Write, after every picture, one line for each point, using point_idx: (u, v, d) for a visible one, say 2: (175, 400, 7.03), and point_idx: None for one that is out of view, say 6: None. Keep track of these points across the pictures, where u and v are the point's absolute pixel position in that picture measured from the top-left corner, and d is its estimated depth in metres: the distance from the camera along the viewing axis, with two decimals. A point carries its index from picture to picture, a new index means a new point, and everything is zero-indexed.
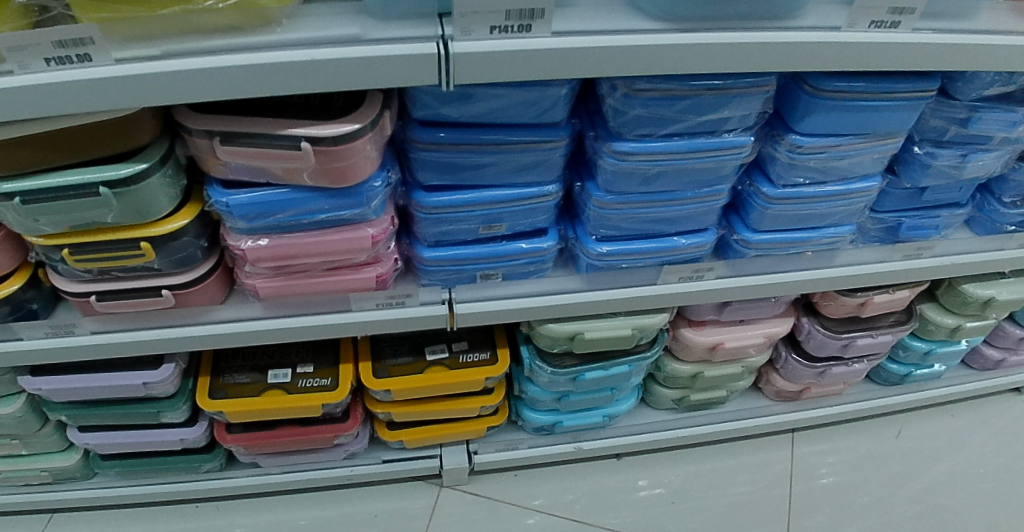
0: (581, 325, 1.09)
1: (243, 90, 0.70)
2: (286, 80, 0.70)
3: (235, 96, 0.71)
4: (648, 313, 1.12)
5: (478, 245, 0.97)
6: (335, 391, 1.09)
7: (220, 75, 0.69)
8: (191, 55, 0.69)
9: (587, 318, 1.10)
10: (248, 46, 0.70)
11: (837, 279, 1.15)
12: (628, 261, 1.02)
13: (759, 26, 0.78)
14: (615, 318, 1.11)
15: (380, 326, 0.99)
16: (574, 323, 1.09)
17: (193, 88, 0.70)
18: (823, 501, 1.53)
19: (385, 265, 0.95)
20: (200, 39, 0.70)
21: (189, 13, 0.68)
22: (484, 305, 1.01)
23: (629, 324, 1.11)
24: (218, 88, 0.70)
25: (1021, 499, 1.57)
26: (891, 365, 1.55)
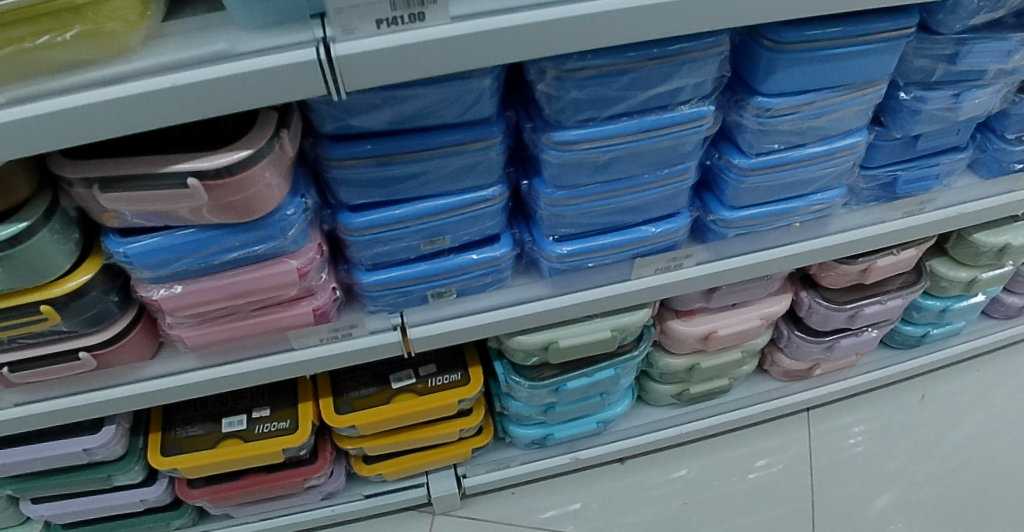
0: (555, 333, 0.99)
1: (107, 130, 0.61)
2: (153, 112, 0.61)
3: (99, 137, 0.62)
4: (629, 312, 1.01)
5: (423, 263, 0.87)
6: (296, 434, 1.02)
7: (76, 116, 0.59)
8: (39, 99, 0.60)
9: (561, 325, 1.00)
10: (104, 79, 0.60)
11: (832, 248, 1.04)
12: (595, 259, 0.91)
13: None
14: (593, 319, 1.00)
15: (329, 362, 0.91)
16: (546, 332, 0.99)
17: (49, 135, 0.60)
18: (851, 479, 1.43)
19: (322, 296, 0.86)
20: (48, 79, 0.61)
21: (27, 51, 0.59)
22: (440, 326, 0.91)
23: (608, 325, 1.00)
24: (78, 131, 0.61)
25: None
26: (906, 327, 1.42)
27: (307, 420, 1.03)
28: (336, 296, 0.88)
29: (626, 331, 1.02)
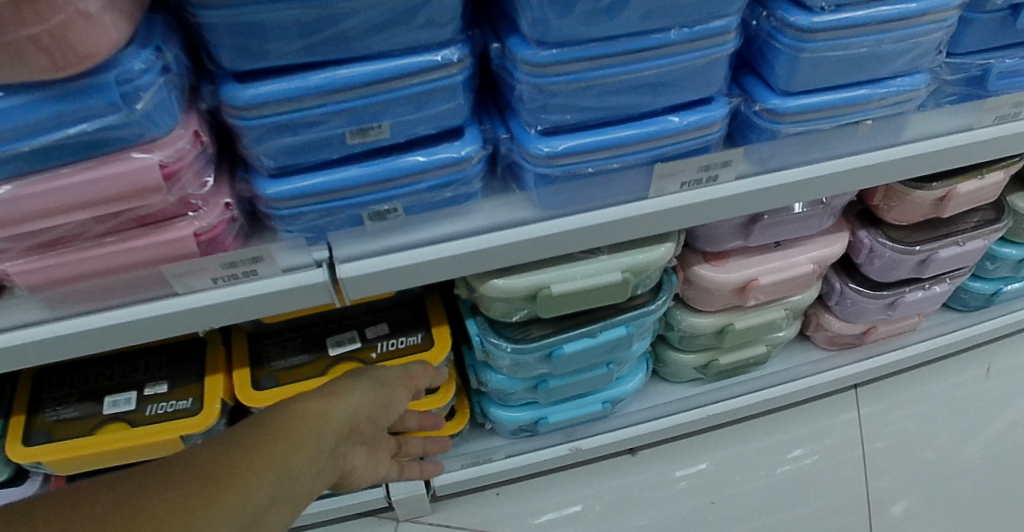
0: (546, 275, 0.73)
1: None
2: None
3: None
4: (645, 247, 0.75)
5: (354, 166, 0.61)
6: (199, 417, 0.77)
7: None
8: None
9: (552, 265, 0.74)
10: None
11: (910, 162, 0.77)
12: (597, 164, 0.64)
13: None
14: (596, 255, 0.74)
15: (228, 311, 0.66)
16: (532, 275, 0.73)
17: None
18: (908, 474, 1.17)
19: (208, 215, 0.61)
20: None
21: None
22: (383, 262, 0.66)
23: (616, 265, 0.74)
24: None
25: None
26: (973, 284, 1.12)
27: (214, 398, 0.78)
28: (231, 216, 0.63)
29: (643, 274, 0.76)
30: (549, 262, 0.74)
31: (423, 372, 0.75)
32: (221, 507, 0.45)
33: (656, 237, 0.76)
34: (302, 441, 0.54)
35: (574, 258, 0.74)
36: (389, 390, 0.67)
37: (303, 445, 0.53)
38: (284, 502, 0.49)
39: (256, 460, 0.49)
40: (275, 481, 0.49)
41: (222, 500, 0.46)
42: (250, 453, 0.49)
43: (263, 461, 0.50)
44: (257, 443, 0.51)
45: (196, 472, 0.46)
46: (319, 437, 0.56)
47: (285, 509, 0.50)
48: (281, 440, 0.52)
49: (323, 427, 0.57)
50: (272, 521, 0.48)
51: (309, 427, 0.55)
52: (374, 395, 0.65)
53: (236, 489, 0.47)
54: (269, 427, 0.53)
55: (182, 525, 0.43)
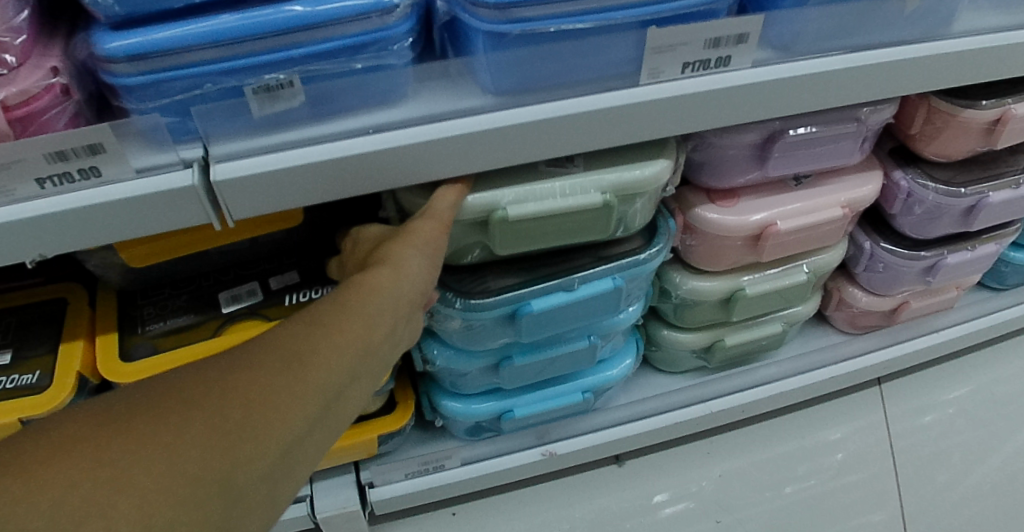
0: (503, 195, 0.55)
1: None
2: None
3: None
4: (631, 163, 0.58)
5: (227, 13, 0.44)
6: (48, 395, 0.58)
7: None
8: None
9: (511, 181, 0.56)
10: None
11: (962, 61, 0.61)
12: (560, 22, 0.47)
13: None
14: (567, 168, 0.57)
15: (61, 231, 0.47)
16: (485, 196, 0.55)
17: None
18: (937, 488, 1.00)
19: (22, 79, 0.43)
20: None
21: None
22: (275, 161, 0.48)
23: (595, 184, 0.56)
24: None
25: None
26: (1013, 253, 0.95)
27: (70, 371, 0.59)
28: (61, 86, 0.45)
29: (631, 200, 0.59)
30: (509, 178, 0.56)
31: (446, 204, 0.53)
32: (308, 385, 0.40)
33: (646, 150, 0.59)
34: (383, 312, 0.45)
35: (540, 173, 0.57)
36: (442, 231, 0.51)
37: (387, 312, 0.45)
38: (366, 375, 0.44)
39: (343, 332, 0.43)
40: (359, 352, 0.43)
41: (312, 376, 0.40)
42: (331, 326, 0.43)
43: (350, 330, 0.43)
44: (334, 315, 0.44)
45: (272, 353, 0.40)
46: (400, 303, 0.47)
47: (370, 379, 0.44)
48: (365, 309, 0.44)
49: (405, 288, 0.47)
50: (360, 390, 0.43)
51: (389, 290, 0.46)
52: (440, 243, 0.51)
53: (322, 361, 0.41)
54: (345, 301, 0.44)
55: (270, 405, 0.38)
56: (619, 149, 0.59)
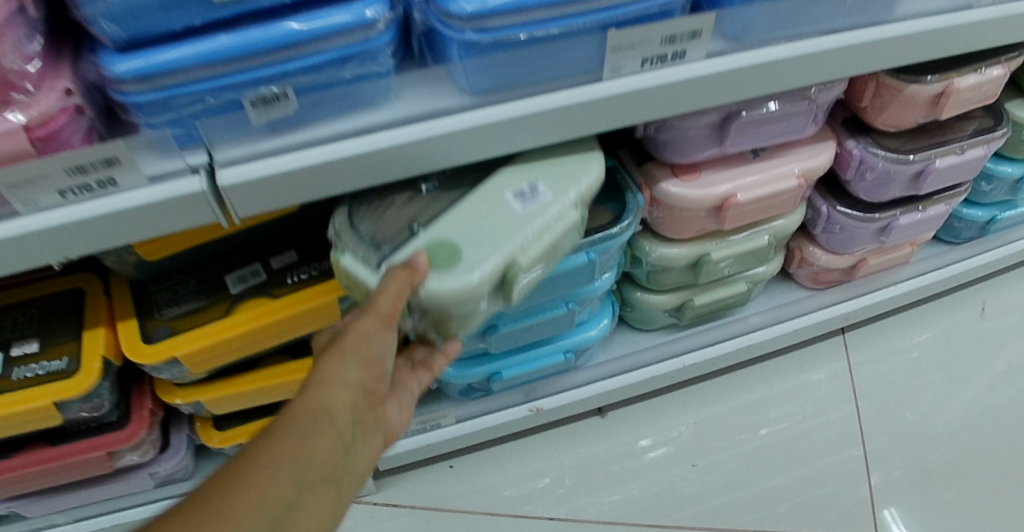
0: (484, 239, 0.55)
1: None
2: None
3: None
4: (571, 174, 0.61)
5: (222, 34, 0.48)
6: (76, 379, 0.64)
7: None
8: None
9: (469, 207, 0.57)
10: None
11: (903, 39, 0.66)
12: (529, 30, 0.51)
13: None
14: (541, 200, 0.58)
15: (84, 234, 0.53)
16: (452, 232, 0.56)
17: None
18: (901, 428, 1.08)
19: (41, 101, 0.47)
20: None
21: None
22: (275, 165, 0.53)
23: (569, 199, 0.59)
24: None
25: None
26: (966, 210, 1.03)
27: (94, 356, 0.65)
28: (75, 106, 0.49)
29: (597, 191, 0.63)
30: (497, 227, 0.56)
31: (397, 285, 0.50)
32: (246, 510, 0.40)
33: (584, 152, 0.63)
34: (320, 423, 0.45)
35: (519, 216, 0.57)
36: (385, 327, 0.49)
37: (327, 425, 0.45)
38: (317, 487, 0.43)
39: (276, 454, 0.43)
40: (298, 468, 0.43)
41: (246, 501, 0.40)
42: (263, 451, 0.43)
43: (286, 446, 0.44)
44: (272, 440, 0.44)
45: (208, 489, 0.40)
46: (340, 415, 0.47)
47: (323, 493, 0.44)
48: (300, 425, 0.45)
49: (340, 394, 0.47)
50: (316, 501, 0.43)
51: (323, 403, 0.46)
52: (381, 342, 0.50)
53: (259, 483, 0.41)
54: (282, 423, 0.45)
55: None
56: (559, 160, 0.62)
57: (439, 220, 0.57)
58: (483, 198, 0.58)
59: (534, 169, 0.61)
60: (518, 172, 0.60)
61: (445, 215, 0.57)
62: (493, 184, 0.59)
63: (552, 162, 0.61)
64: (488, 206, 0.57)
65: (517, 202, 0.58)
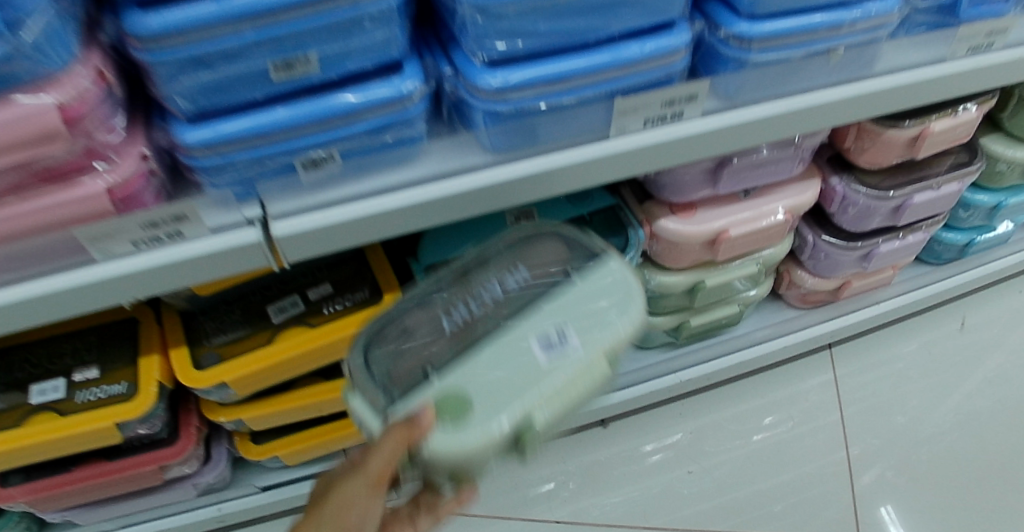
0: (501, 395, 0.56)
1: None
2: None
3: None
4: (608, 317, 0.60)
5: (279, 107, 0.55)
6: (135, 402, 0.71)
7: None
8: None
9: (496, 354, 0.58)
10: None
11: (880, 92, 0.73)
12: (547, 99, 0.59)
13: None
14: (567, 351, 0.58)
15: (152, 278, 0.60)
16: (470, 385, 0.56)
17: None
18: (883, 439, 1.15)
19: (122, 168, 0.54)
20: None
21: None
22: (321, 217, 0.60)
23: (597, 352, 0.58)
24: None
25: None
26: (946, 235, 1.11)
27: (150, 381, 0.73)
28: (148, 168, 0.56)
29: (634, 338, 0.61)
30: (513, 380, 0.56)
31: (389, 454, 0.53)
32: None
33: (625, 298, 0.61)
34: None
35: (538, 370, 0.57)
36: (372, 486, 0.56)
37: None
38: None
39: None
40: None
41: None
42: None
43: None
44: None
45: None
46: None
47: None
48: None
49: None
50: None
51: None
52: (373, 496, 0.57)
53: None
54: None
55: None
56: (594, 305, 0.60)
57: (459, 366, 0.58)
58: (505, 348, 0.58)
59: (563, 313, 0.60)
60: (550, 316, 0.60)
61: (462, 361, 0.58)
62: (521, 328, 0.59)
63: (591, 308, 0.60)
64: (508, 355, 0.58)
65: (541, 352, 0.57)
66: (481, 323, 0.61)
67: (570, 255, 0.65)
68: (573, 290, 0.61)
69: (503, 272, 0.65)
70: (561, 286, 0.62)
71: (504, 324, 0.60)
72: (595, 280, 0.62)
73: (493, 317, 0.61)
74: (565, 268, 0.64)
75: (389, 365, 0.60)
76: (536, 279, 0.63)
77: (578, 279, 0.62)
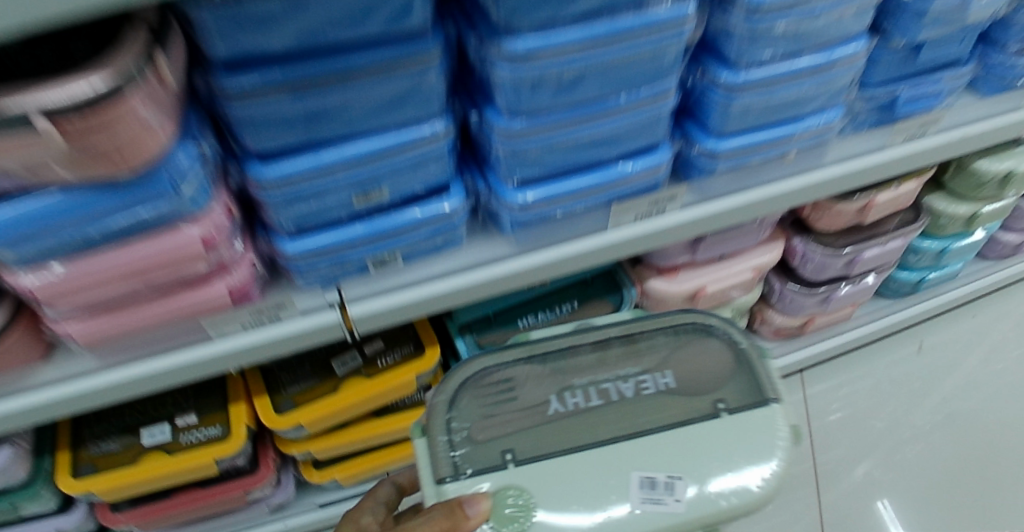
0: (581, 522, 0.66)
1: None
2: None
3: None
4: (721, 489, 0.68)
5: (359, 223, 0.72)
6: (228, 441, 0.89)
7: None
8: None
9: (614, 475, 0.68)
10: None
11: (831, 180, 0.91)
12: (563, 208, 0.77)
13: None
14: (666, 504, 0.66)
15: (255, 351, 0.77)
16: (559, 505, 0.67)
17: None
18: (851, 446, 1.36)
19: (239, 274, 0.71)
20: None
21: None
22: (387, 300, 0.78)
23: (684, 518, 0.67)
24: None
25: None
26: (902, 274, 1.32)
27: (240, 422, 0.90)
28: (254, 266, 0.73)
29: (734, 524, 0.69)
30: (593, 514, 0.66)
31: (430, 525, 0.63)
32: None
33: (746, 477, 0.68)
34: None
35: (617, 511, 0.67)
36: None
37: None
38: None
39: None
40: None
41: None
42: None
43: None
44: None
45: None
46: None
47: None
48: None
49: None
50: None
51: None
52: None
53: None
54: None
55: None
56: (710, 465, 0.69)
57: (545, 468, 0.69)
58: (608, 475, 0.68)
59: (679, 465, 0.69)
60: (669, 461, 0.69)
61: (556, 463, 0.69)
62: (635, 461, 0.69)
63: (715, 474, 0.69)
64: (604, 481, 0.68)
65: (637, 494, 0.67)
66: (600, 424, 0.72)
67: (730, 393, 0.74)
68: (704, 448, 0.70)
69: (654, 369, 0.76)
70: (694, 425, 0.71)
71: (624, 445, 0.70)
72: (733, 448, 0.70)
73: (607, 417, 0.72)
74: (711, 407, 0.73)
75: (482, 423, 0.73)
76: (678, 389, 0.74)
77: (718, 438, 0.71)
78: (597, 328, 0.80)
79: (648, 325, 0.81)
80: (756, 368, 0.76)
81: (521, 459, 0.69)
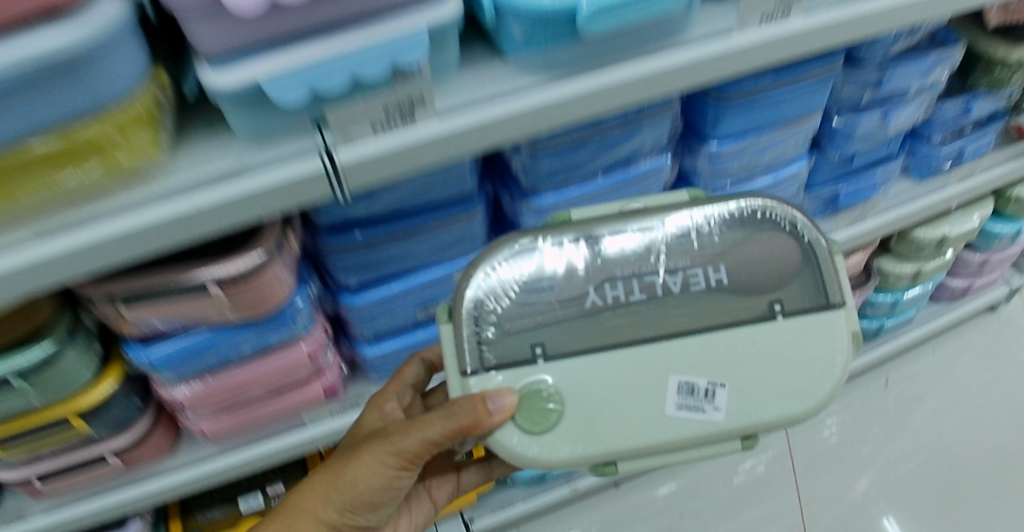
0: (616, 419, 0.70)
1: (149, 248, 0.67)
2: (185, 230, 0.66)
3: (144, 253, 0.67)
4: (766, 398, 0.71)
5: (419, 329, 0.95)
6: None
7: (125, 241, 0.65)
8: (89, 226, 0.65)
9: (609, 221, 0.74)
10: (139, 201, 0.66)
11: None
12: None
13: (661, 51, 0.75)
14: (703, 411, 0.70)
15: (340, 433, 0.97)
16: (593, 404, 0.70)
17: (96, 259, 0.65)
18: (837, 471, 1.58)
19: (329, 374, 0.93)
20: (85, 205, 0.65)
21: (59, 183, 0.63)
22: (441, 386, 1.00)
23: (726, 427, 0.70)
24: (126, 253, 0.66)
25: (1004, 415, 1.67)
26: (863, 322, 1.54)
27: None
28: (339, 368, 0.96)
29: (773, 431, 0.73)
30: (629, 408, 0.70)
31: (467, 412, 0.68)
32: None
33: (789, 381, 0.71)
34: None
35: (657, 414, 0.70)
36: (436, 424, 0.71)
37: None
38: None
39: None
40: None
41: None
42: None
43: None
44: None
45: None
46: None
47: None
48: None
49: None
50: None
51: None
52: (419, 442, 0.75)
53: None
54: None
55: None
56: (757, 363, 0.71)
57: (582, 364, 0.71)
58: (650, 373, 0.70)
59: (727, 370, 0.70)
60: (715, 367, 0.70)
61: (595, 363, 0.71)
62: (676, 364, 0.70)
63: (758, 381, 0.71)
64: (643, 377, 0.71)
65: (674, 400, 0.70)
66: (637, 321, 0.72)
67: (790, 293, 0.74)
68: (755, 348, 0.71)
69: (710, 261, 0.73)
70: (745, 328, 0.72)
71: (669, 347, 0.71)
72: (783, 350, 0.72)
73: (651, 317, 0.72)
74: (768, 303, 0.73)
75: (515, 312, 0.73)
76: (732, 286, 0.73)
77: (770, 333, 0.72)
78: (645, 213, 0.74)
79: (711, 216, 0.75)
80: (830, 273, 0.74)
81: (552, 355, 0.71)
